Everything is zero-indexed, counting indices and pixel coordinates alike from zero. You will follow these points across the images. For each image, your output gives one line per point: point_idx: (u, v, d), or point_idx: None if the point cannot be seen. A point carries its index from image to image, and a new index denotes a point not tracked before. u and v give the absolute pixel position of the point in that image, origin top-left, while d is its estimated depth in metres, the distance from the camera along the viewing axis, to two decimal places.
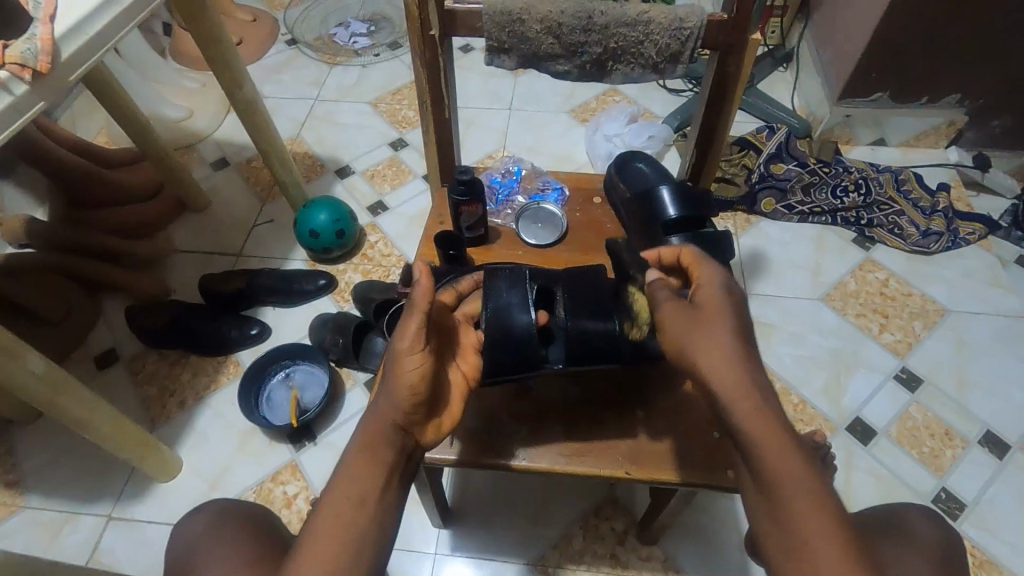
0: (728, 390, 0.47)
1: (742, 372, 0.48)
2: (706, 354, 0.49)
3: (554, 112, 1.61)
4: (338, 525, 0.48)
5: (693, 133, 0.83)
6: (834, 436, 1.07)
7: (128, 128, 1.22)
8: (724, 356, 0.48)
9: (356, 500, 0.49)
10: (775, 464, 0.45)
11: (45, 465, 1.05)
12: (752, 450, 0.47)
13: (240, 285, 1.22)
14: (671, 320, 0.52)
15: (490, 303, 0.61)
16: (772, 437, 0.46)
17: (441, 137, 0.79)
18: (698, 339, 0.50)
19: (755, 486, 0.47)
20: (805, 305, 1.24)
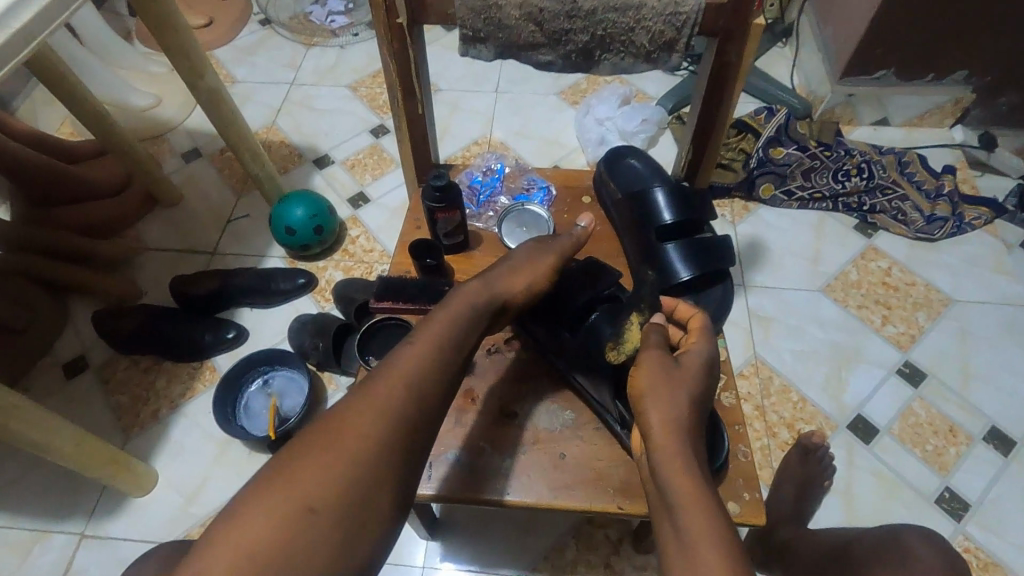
0: (664, 445, 0.48)
1: (682, 439, 0.49)
2: (665, 402, 0.50)
3: (542, 94, 1.54)
4: (371, 417, 0.48)
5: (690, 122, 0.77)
6: (835, 435, 1.03)
7: (86, 121, 1.14)
8: (673, 416, 0.50)
9: (397, 401, 0.49)
10: (694, 528, 0.43)
11: (13, 481, 1.01)
12: (675, 513, 0.45)
13: (214, 286, 1.16)
14: (651, 360, 0.53)
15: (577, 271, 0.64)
16: (696, 504, 0.45)
17: (416, 134, 0.72)
18: (656, 389, 0.51)
19: (672, 549, 0.44)
20: (805, 296, 1.19)
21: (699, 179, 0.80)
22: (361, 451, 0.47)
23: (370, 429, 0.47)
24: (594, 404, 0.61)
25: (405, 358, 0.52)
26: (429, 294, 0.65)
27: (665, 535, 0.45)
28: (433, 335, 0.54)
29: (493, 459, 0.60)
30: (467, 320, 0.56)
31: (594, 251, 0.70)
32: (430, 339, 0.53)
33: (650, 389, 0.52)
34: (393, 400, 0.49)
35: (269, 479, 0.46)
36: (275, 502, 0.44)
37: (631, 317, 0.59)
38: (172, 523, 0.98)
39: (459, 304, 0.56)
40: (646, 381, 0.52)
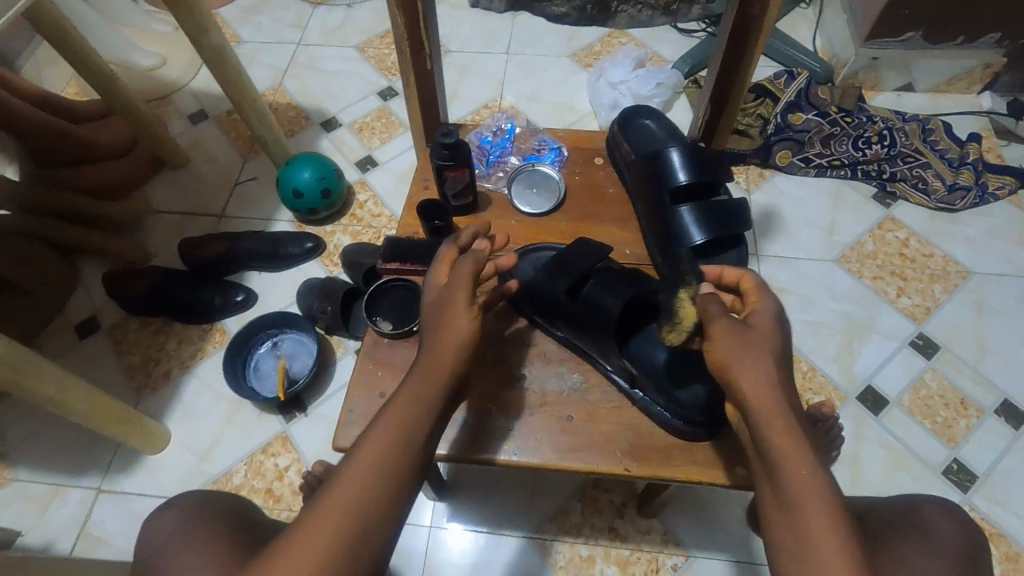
0: (760, 409, 0.46)
1: (777, 396, 0.47)
2: (750, 369, 0.47)
3: (553, 56, 1.49)
4: (322, 540, 0.43)
5: (707, 82, 0.74)
6: (844, 406, 1.03)
7: (91, 80, 1.13)
8: (763, 379, 0.47)
9: (392, 449, 0.48)
10: (797, 484, 0.44)
11: (30, 437, 1.03)
12: (774, 470, 0.45)
13: (221, 249, 1.16)
14: (726, 328, 0.49)
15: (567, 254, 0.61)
16: (797, 460, 0.45)
17: (425, 92, 0.70)
18: (740, 358, 0.48)
19: (776, 507, 0.45)
20: (819, 267, 1.17)
21: (715, 142, 0.78)
22: (362, 504, 0.45)
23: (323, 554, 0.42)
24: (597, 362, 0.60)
25: (359, 469, 0.46)
26: (437, 255, 0.65)
27: (765, 489, 0.46)
28: (389, 437, 0.48)
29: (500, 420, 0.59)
30: (416, 408, 0.50)
31: (605, 215, 0.68)
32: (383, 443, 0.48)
33: (728, 355, 0.49)
34: (348, 524, 0.44)
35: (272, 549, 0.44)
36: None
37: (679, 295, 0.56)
38: (186, 480, 1.00)
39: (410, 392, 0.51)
40: (725, 352, 0.49)
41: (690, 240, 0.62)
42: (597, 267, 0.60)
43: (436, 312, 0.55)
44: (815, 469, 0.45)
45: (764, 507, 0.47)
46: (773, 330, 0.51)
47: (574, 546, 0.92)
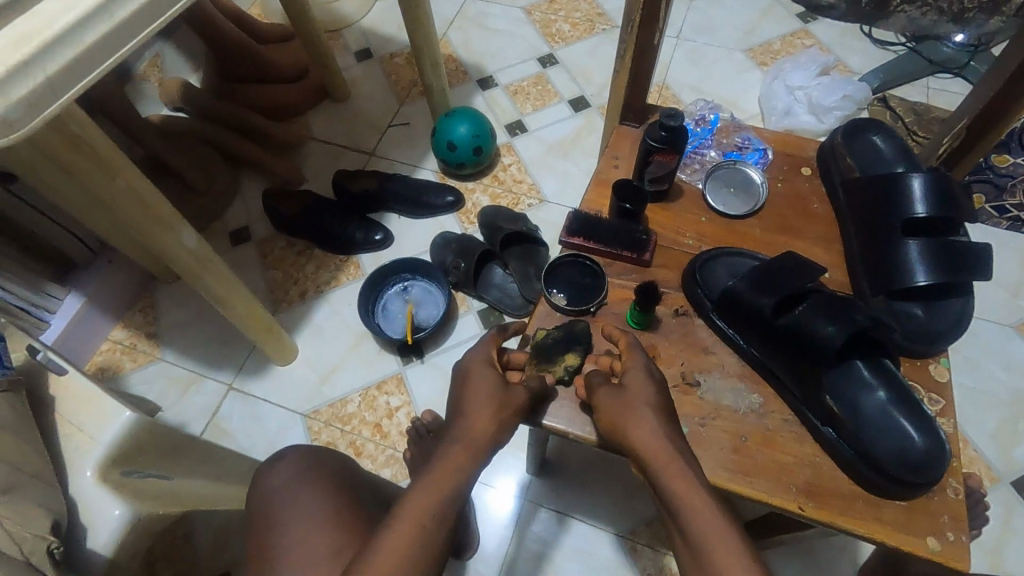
0: (652, 456, 0.48)
1: (666, 442, 0.49)
2: (636, 426, 0.50)
3: (728, 48, 1.40)
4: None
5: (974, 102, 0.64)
6: (994, 488, 0.92)
7: (285, 2, 1.17)
8: (649, 430, 0.49)
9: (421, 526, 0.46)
10: (698, 519, 0.45)
11: (179, 325, 1.12)
12: (679, 518, 0.46)
13: (371, 188, 1.20)
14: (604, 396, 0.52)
15: (756, 281, 0.54)
16: (692, 499, 0.46)
17: (639, 67, 0.67)
18: (628, 417, 0.50)
19: (690, 561, 0.44)
20: (994, 331, 1.04)
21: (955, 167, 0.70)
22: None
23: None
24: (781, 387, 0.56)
25: (386, 551, 0.44)
26: (625, 239, 0.62)
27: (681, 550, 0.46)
28: (418, 514, 0.46)
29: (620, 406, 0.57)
30: (449, 488, 0.49)
31: (807, 231, 0.63)
32: (412, 523, 0.46)
33: (616, 420, 0.51)
34: None
35: None
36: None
37: (566, 355, 0.57)
38: (306, 397, 1.06)
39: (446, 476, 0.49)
40: (612, 413, 0.51)
41: (912, 280, 0.55)
42: (807, 287, 0.53)
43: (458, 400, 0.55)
44: (712, 507, 0.45)
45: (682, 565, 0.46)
46: (646, 385, 0.53)
47: (666, 558, 0.89)
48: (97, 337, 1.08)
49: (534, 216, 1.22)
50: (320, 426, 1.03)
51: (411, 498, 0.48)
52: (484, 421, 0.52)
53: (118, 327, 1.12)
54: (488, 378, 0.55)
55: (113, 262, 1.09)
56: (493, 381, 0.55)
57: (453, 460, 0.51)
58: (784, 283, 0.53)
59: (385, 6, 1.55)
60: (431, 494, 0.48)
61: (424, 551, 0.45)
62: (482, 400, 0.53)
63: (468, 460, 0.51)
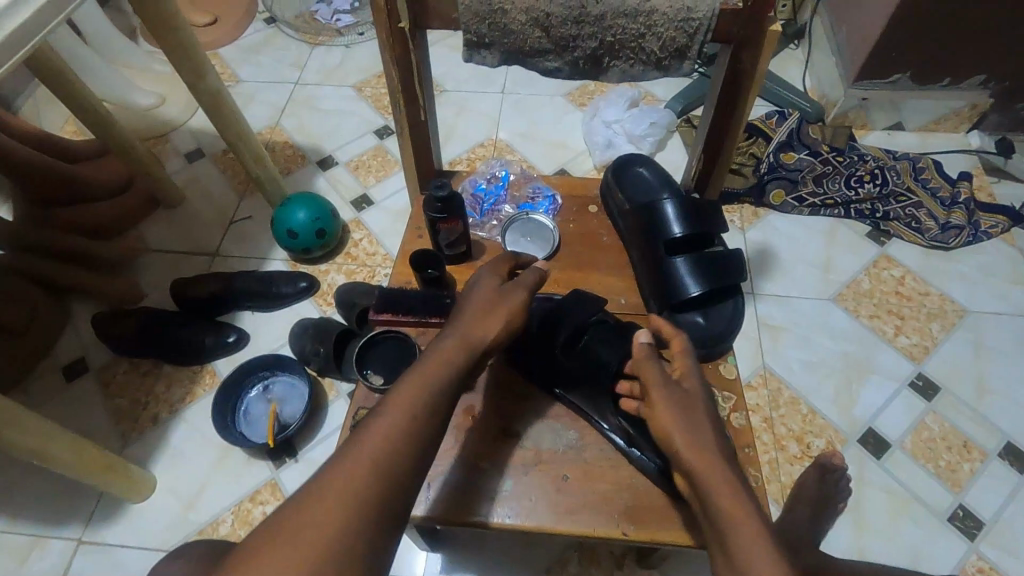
0: (701, 472, 0.47)
1: (721, 465, 0.47)
2: (688, 430, 0.49)
3: (548, 95, 1.51)
4: (346, 497, 0.42)
5: (701, 129, 0.71)
6: (845, 449, 1.01)
7: (86, 120, 1.13)
8: (703, 447, 0.48)
9: (414, 406, 0.48)
10: (744, 537, 0.43)
11: (11, 485, 1.00)
12: (723, 530, 0.44)
13: (213, 289, 1.15)
14: (666, 396, 0.51)
15: (546, 320, 0.63)
16: (740, 514, 0.44)
17: (419, 141, 0.70)
18: (678, 419, 0.50)
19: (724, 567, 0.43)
20: (816, 305, 1.16)
21: (708, 188, 0.75)
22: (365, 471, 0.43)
23: (335, 520, 0.41)
24: (593, 420, 0.59)
25: (378, 427, 0.46)
26: (433, 306, 0.64)
27: (716, 554, 0.45)
28: (405, 404, 0.48)
29: (457, 473, 0.58)
30: (435, 385, 0.50)
31: (602, 264, 0.68)
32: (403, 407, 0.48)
33: (666, 419, 0.51)
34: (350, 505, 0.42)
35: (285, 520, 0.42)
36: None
37: None
38: (169, 530, 0.97)
39: (439, 364, 0.51)
40: (667, 413, 0.51)
41: (686, 293, 0.61)
42: (592, 319, 0.62)
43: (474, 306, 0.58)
44: (756, 523, 0.44)
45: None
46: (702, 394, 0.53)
47: None
48: None
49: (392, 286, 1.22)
50: None
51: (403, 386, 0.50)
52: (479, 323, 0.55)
53: None
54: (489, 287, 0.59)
55: None
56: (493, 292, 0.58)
57: (446, 352, 0.52)
58: (565, 315, 0.62)
59: None
60: (423, 383, 0.49)
61: (413, 431, 0.47)
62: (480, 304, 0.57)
63: (458, 357, 0.52)
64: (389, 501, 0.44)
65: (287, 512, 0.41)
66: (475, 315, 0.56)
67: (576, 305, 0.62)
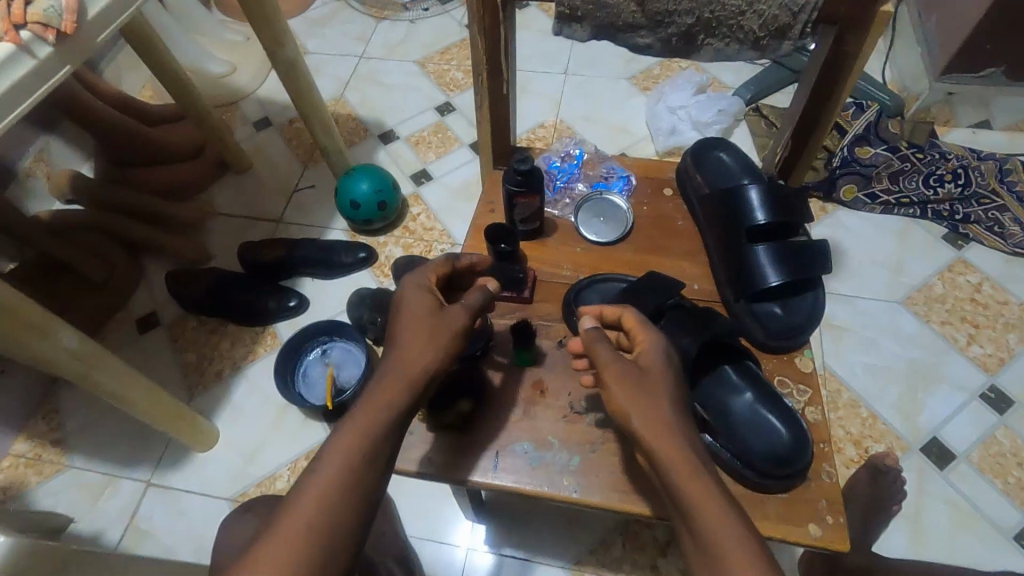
0: (666, 456, 0.47)
1: (680, 441, 0.48)
2: (649, 414, 0.49)
3: (613, 78, 1.48)
4: (295, 551, 0.45)
5: (789, 115, 0.69)
6: (906, 457, 0.98)
7: (166, 83, 1.17)
8: (661, 422, 0.49)
9: (367, 429, 0.50)
10: (713, 527, 0.45)
11: (88, 427, 1.06)
12: (694, 520, 0.45)
13: (278, 255, 1.18)
14: (625, 381, 0.50)
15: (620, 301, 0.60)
16: (708, 501, 0.46)
17: (498, 116, 0.70)
18: (638, 401, 0.50)
19: (696, 553, 0.45)
20: (884, 307, 1.12)
21: (792, 177, 0.73)
22: (325, 498, 0.47)
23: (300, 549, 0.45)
24: None
25: (319, 480, 0.47)
26: (504, 280, 0.66)
27: (680, 522, 0.47)
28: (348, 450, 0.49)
29: (526, 445, 0.59)
30: (376, 426, 0.50)
31: (676, 247, 0.67)
32: (345, 453, 0.48)
33: (624, 400, 0.50)
34: (313, 526, 0.46)
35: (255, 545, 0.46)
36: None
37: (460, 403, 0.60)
38: (230, 481, 1.01)
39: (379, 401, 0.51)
40: (625, 395, 0.50)
41: (766, 283, 0.60)
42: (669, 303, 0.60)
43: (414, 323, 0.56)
44: (728, 517, 0.45)
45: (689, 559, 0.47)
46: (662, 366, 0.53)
47: None
48: None
49: None
50: None
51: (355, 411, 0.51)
52: (420, 352, 0.54)
53: (21, 439, 1.05)
54: (424, 305, 0.57)
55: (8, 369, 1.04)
56: (428, 313, 0.56)
57: (386, 390, 0.52)
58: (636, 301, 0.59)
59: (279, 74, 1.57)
60: (362, 427, 0.49)
61: (356, 476, 0.48)
62: (420, 329, 0.55)
63: (402, 390, 0.52)
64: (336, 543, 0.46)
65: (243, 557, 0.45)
66: (413, 335, 0.55)
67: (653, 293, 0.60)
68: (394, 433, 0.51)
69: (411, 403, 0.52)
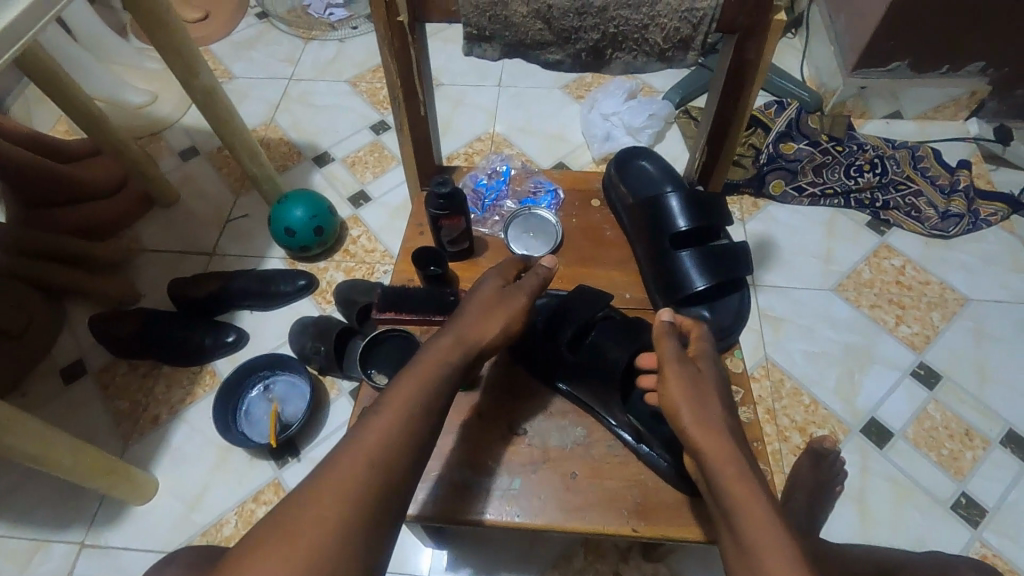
0: (713, 454, 0.48)
1: (729, 444, 0.49)
2: (700, 408, 0.51)
3: (546, 88, 1.50)
4: (345, 500, 0.44)
5: (705, 122, 0.71)
6: (847, 439, 1.01)
7: (77, 119, 1.11)
8: (709, 424, 0.50)
9: (416, 395, 0.51)
10: (757, 528, 0.44)
11: (12, 488, 0.99)
12: (732, 518, 0.45)
13: (212, 289, 1.14)
14: (682, 375, 0.53)
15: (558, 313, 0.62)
16: (751, 501, 0.45)
17: (419, 137, 0.69)
18: (690, 397, 0.51)
19: (734, 552, 0.45)
20: (817, 295, 1.16)
21: (712, 184, 0.74)
22: (368, 458, 0.46)
23: (341, 506, 0.43)
24: (602, 417, 0.59)
25: (374, 428, 0.48)
26: (434, 303, 0.63)
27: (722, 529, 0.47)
28: (400, 408, 0.49)
29: (467, 474, 0.58)
30: (427, 390, 0.52)
31: (606, 258, 0.68)
32: (398, 411, 0.49)
33: (679, 394, 0.52)
34: (353, 488, 0.44)
35: (285, 509, 0.44)
36: (276, 556, 0.41)
37: None
38: (172, 532, 0.96)
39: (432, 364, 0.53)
40: (680, 389, 0.52)
41: (692, 287, 0.61)
42: (599, 316, 0.62)
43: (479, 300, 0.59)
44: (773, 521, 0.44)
45: (727, 561, 0.46)
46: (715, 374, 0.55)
47: None
48: None
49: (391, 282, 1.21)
50: None
51: (401, 382, 0.52)
52: (476, 327, 0.57)
53: None
54: (491, 290, 0.60)
55: None
56: (494, 295, 0.59)
57: (439, 355, 0.54)
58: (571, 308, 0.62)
59: None
60: (414, 389, 0.51)
61: (407, 434, 0.48)
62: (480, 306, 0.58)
63: (447, 364, 0.54)
64: (385, 499, 0.46)
65: (273, 519, 0.43)
66: (474, 308, 0.58)
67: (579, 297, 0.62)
68: (442, 402, 0.52)
69: (455, 377, 0.53)
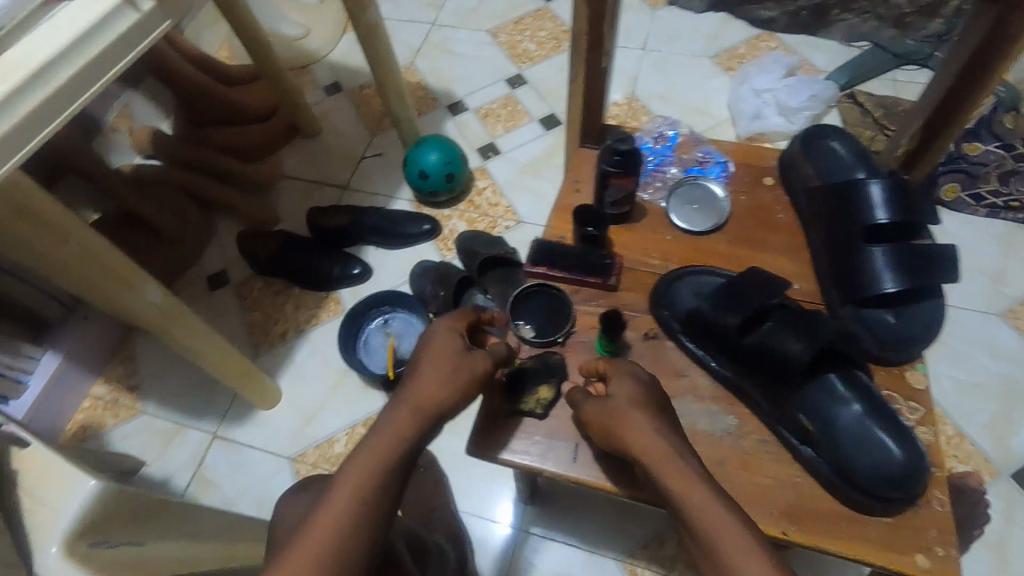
0: (650, 457, 0.50)
1: (661, 437, 0.51)
2: (635, 430, 0.52)
3: (693, 56, 1.41)
4: (311, 564, 0.45)
5: (924, 99, 0.69)
6: (992, 481, 0.91)
7: (245, 43, 1.17)
8: (661, 449, 0.50)
9: (380, 461, 0.51)
10: (730, 550, 0.45)
11: (161, 376, 1.11)
12: (706, 543, 0.46)
13: (343, 222, 1.19)
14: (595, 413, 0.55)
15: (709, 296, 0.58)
16: (717, 518, 0.46)
17: (592, 92, 0.66)
18: (617, 419, 0.53)
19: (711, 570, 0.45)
20: (979, 319, 1.03)
21: (914, 171, 0.74)
22: (335, 528, 0.47)
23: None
24: (756, 406, 0.57)
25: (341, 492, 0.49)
26: (589, 265, 0.64)
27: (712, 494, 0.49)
28: (356, 484, 0.49)
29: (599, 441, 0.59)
30: (391, 455, 0.51)
31: (776, 243, 0.63)
32: (358, 478, 0.50)
33: (607, 421, 0.53)
34: (321, 556, 0.45)
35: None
36: None
37: (538, 390, 0.61)
38: (290, 440, 1.04)
39: (394, 428, 0.52)
40: (602, 424, 0.54)
41: (880, 288, 0.56)
42: (774, 303, 0.55)
43: (435, 357, 0.57)
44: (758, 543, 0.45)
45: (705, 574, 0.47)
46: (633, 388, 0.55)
47: None
48: (77, 395, 1.07)
49: (511, 239, 1.21)
50: (307, 469, 1.01)
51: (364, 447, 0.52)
52: (434, 388, 0.54)
53: (99, 383, 1.10)
54: (454, 344, 0.57)
55: (88, 317, 1.07)
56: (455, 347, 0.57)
57: (400, 419, 0.53)
58: (724, 290, 0.57)
59: (352, 38, 1.56)
60: (377, 456, 0.51)
61: (367, 499, 0.49)
62: (442, 365, 0.55)
63: (413, 422, 0.53)
64: (352, 559, 0.47)
65: None
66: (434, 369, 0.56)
67: (750, 282, 0.56)
68: (397, 467, 0.51)
69: (423, 433, 0.53)
